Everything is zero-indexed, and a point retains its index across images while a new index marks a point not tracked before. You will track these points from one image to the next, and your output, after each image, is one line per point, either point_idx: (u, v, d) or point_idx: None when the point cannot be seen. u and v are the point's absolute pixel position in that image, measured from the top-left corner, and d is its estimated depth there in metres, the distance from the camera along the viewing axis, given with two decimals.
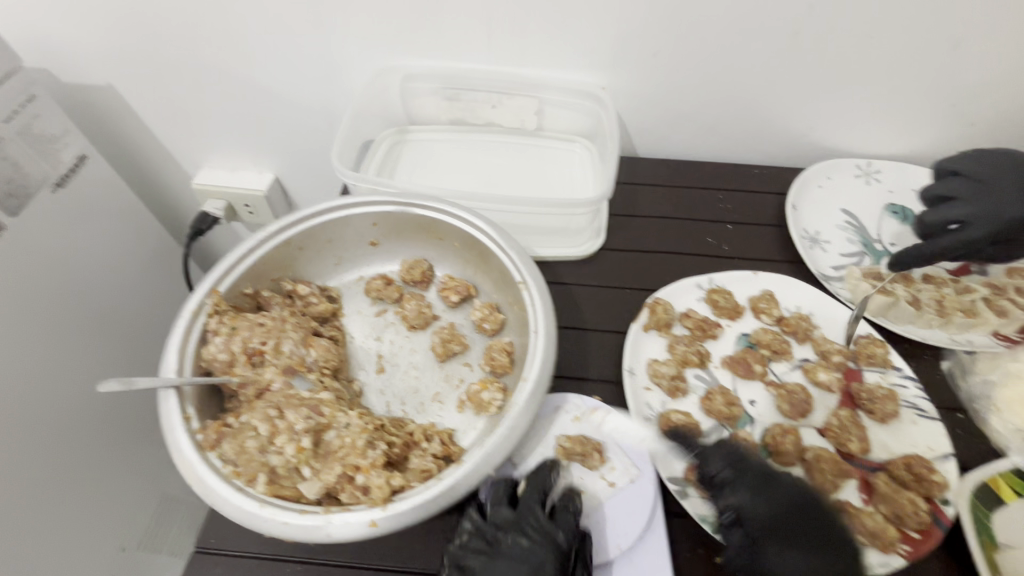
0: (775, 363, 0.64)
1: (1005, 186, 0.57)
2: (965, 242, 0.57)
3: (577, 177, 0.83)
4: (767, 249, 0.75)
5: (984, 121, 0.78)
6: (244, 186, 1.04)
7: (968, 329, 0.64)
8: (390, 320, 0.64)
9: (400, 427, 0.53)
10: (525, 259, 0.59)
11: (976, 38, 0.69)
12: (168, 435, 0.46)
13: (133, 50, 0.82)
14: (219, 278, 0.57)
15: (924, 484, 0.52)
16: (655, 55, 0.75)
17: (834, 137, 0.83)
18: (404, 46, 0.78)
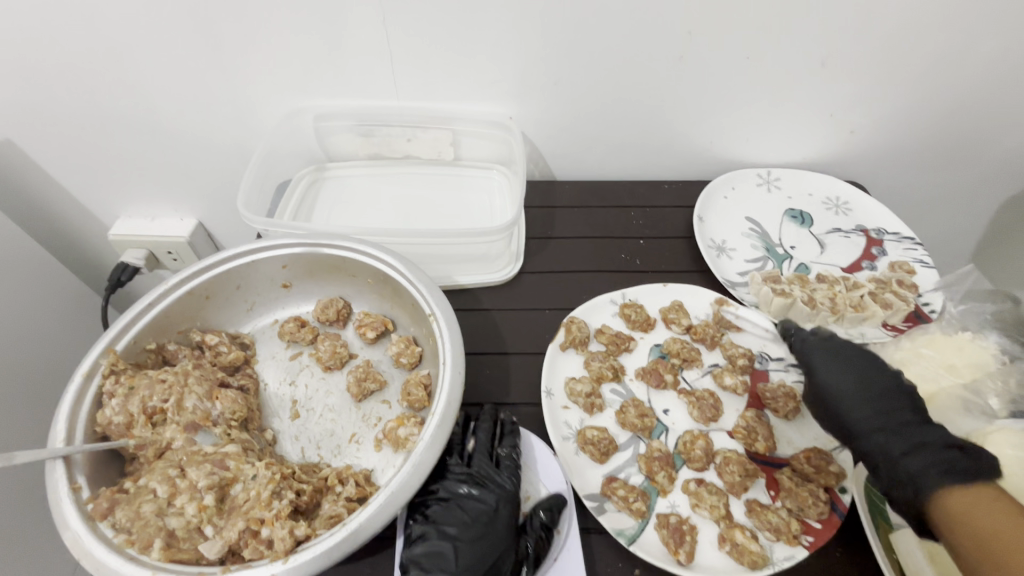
0: (686, 371, 0.67)
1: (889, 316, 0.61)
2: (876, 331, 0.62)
3: (495, 204, 0.86)
4: (678, 260, 0.79)
5: (861, 128, 0.85)
6: (165, 233, 1.01)
7: (861, 323, 0.69)
8: (305, 363, 0.64)
9: (314, 473, 0.53)
10: (434, 292, 0.60)
11: (840, 56, 0.75)
12: (53, 508, 0.43)
13: (29, 103, 0.80)
14: (117, 336, 0.55)
15: (822, 475, 0.56)
16: (556, 84, 0.78)
17: (733, 150, 0.89)
18: (311, 87, 0.79)
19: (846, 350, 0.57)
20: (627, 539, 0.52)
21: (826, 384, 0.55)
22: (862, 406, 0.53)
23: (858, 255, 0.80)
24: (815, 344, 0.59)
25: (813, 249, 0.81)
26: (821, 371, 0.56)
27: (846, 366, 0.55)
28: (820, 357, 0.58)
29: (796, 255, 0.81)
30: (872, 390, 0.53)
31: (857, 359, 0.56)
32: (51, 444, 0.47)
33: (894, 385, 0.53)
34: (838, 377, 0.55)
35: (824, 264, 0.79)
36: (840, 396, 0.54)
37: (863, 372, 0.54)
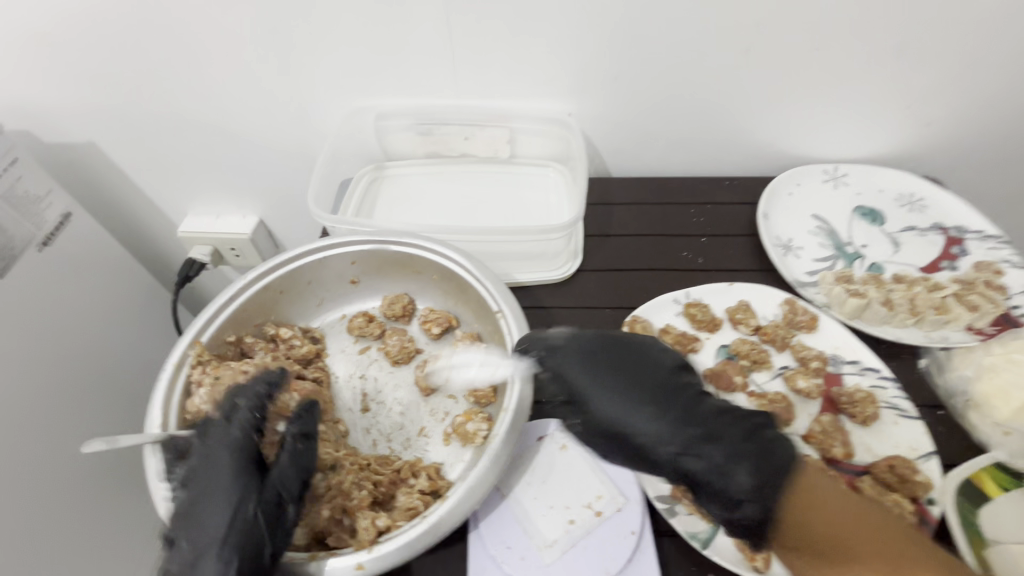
0: (755, 373, 0.65)
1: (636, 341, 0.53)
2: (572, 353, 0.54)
3: (551, 202, 0.85)
4: (742, 259, 0.77)
5: (939, 121, 0.81)
6: (229, 231, 1.05)
7: (942, 326, 0.66)
8: (373, 357, 0.65)
9: (386, 465, 0.54)
10: (501, 289, 0.61)
11: (920, 44, 0.71)
12: (154, 490, 0.47)
13: (111, 108, 0.85)
14: (201, 329, 0.58)
15: (908, 485, 0.53)
16: (616, 79, 0.77)
17: (799, 145, 0.86)
18: (372, 87, 0.81)
19: (592, 351, 0.52)
20: (701, 543, 0.50)
21: (591, 401, 0.50)
22: (661, 409, 0.48)
23: (936, 255, 0.76)
24: (538, 348, 0.53)
25: (887, 248, 0.78)
26: (580, 381, 0.51)
27: (603, 373, 0.51)
28: (575, 366, 0.51)
29: (868, 254, 0.77)
30: (652, 394, 0.49)
31: (627, 355, 0.52)
32: (149, 430, 0.50)
33: (669, 378, 0.50)
34: (605, 390, 0.50)
35: (899, 264, 0.76)
36: (621, 415, 0.49)
37: (640, 376, 0.51)
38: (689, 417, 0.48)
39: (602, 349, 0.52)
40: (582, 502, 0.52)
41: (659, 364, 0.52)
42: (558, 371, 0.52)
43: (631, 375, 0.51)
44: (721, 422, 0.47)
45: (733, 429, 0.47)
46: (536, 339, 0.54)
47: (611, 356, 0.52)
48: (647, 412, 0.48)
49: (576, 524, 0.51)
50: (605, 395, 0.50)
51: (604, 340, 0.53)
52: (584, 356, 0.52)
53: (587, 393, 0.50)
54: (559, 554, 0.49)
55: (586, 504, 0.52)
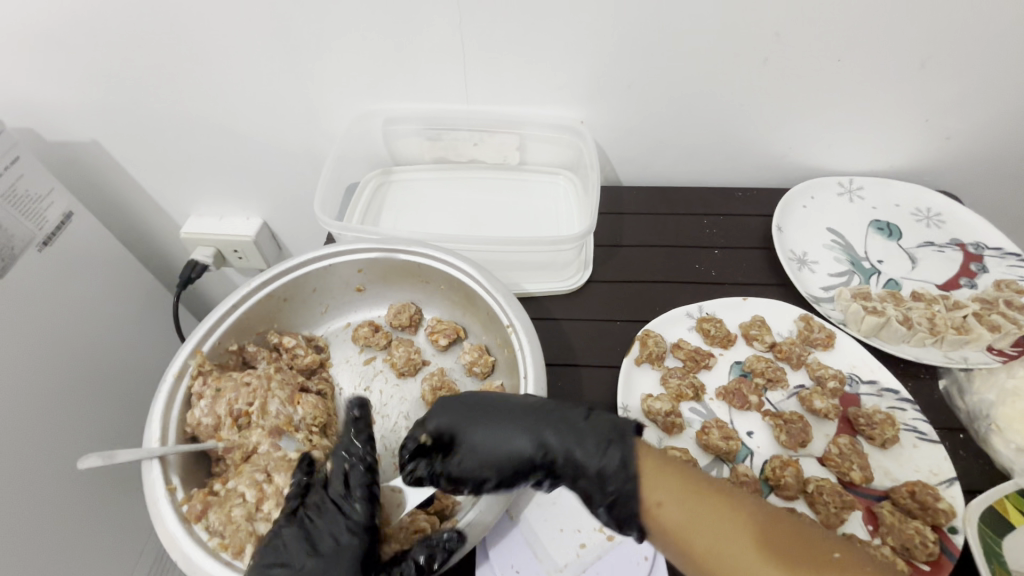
0: (770, 392, 0.63)
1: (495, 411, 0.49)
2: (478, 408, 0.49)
3: (561, 210, 0.84)
4: (755, 272, 0.75)
5: (959, 135, 0.79)
6: (233, 233, 1.04)
7: (962, 346, 0.64)
8: (379, 368, 0.64)
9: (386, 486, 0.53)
10: (511, 301, 0.59)
11: (942, 57, 0.70)
12: (152, 508, 0.45)
13: (114, 106, 0.83)
14: (203, 337, 0.57)
15: (930, 512, 0.51)
16: (630, 87, 0.76)
17: (814, 157, 0.84)
18: (381, 91, 0.79)
19: (477, 409, 0.49)
20: None
21: (483, 467, 0.47)
22: (517, 446, 0.47)
23: (955, 271, 0.74)
24: (434, 408, 0.50)
25: (904, 264, 0.76)
26: (467, 450, 0.48)
27: (478, 423, 0.49)
28: (445, 420, 0.49)
29: (884, 270, 0.76)
30: (506, 436, 0.47)
31: (488, 402, 0.50)
32: (147, 444, 0.48)
33: (540, 414, 0.48)
34: (486, 448, 0.47)
35: (917, 281, 0.74)
36: (502, 446, 0.47)
37: (484, 425, 0.48)
38: (539, 444, 0.47)
39: (478, 400, 0.50)
40: (593, 525, 0.50)
41: (507, 404, 0.49)
42: (455, 435, 0.49)
43: (495, 426, 0.48)
44: (570, 429, 0.47)
45: (579, 441, 0.46)
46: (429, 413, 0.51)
47: (484, 406, 0.50)
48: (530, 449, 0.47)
49: (587, 548, 0.49)
50: (476, 446, 0.47)
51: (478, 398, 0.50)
52: (456, 413, 0.50)
53: (481, 462, 0.47)
54: None
55: (597, 527, 0.50)
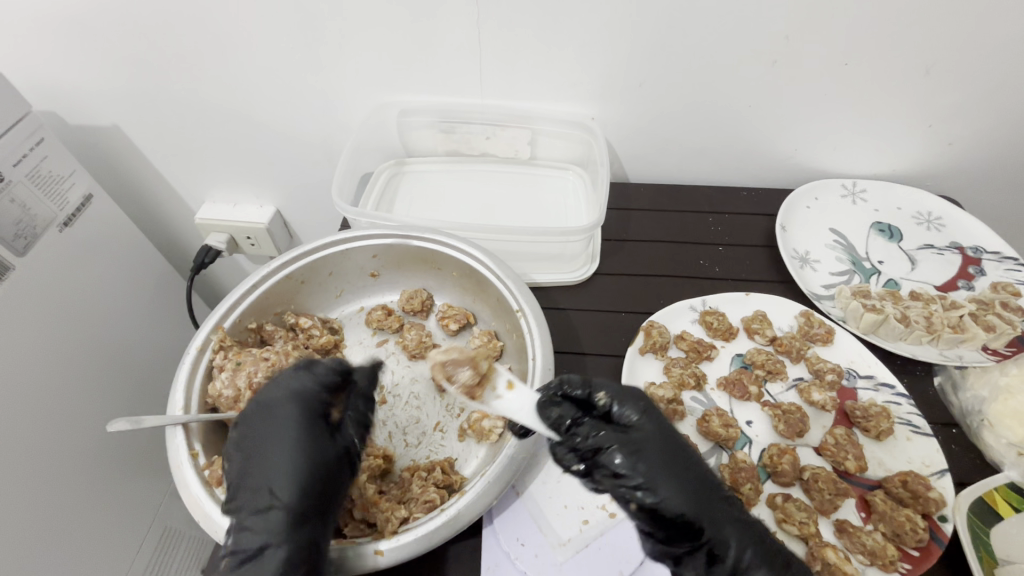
0: (770, 384, 0.65)
1: (671, 436, 0.48)
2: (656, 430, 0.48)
3: (570, 205, 0.86)
4: (758, 269, 0.77)
5: (961, 141, 0.81)
6: (247, 220, 1.06)
7: (957, 344, 0.66)
8: (391, 350, 0.67)
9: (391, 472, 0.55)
10: (522, 288, 0.61)
11: (947, 64, 0.72)
12: (176, 471, 0.47)
13: (137, 91, 0.85)
14: (223, 315, 0.59)
15: (921, 501, 0.53)
16: (641, 85, 0.78)
17: (819, 159, 0.86)
18: (398, 83, 0.81)
19: (672, 435, 0.48)
20: None
21: (643, 467, 0.45)
22: (689, 482, 0.46)
23: (953, 274, 0.76)
24: (629, 402, 0.49)
25: (903, 265, 0.78)
26: (643, 452, 0.46)
27: (666, 444, 0.47)
28: (630, 417, 0.48)
29: (884, 271, 0.78)
30: (682, 472, 0.46)
31: (680, 437, 0.49)
32: (171, 412, 0.51)
33: (710, 481, 0.47)
34: (658, 466, 0.46)
35: (916, 281, 0.76)
36: (689, 467, 0.47)
37: (672, 446, 0.47)
38: (703, 498, 0.45)
39: (672, 432, 0.48)
40: (597, 503, 0.53)
41: (691, 451, 0.48)
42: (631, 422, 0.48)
43: (682, 460, 0.47)
44: (735, 514, 0.46)
45: (733, 525, 0.45)
46: (621, 396, 0.49)
47: (676, 439, 0.48)
48: (698, 494, 0.45)
49: (589, 525, 0.51)
50: (654, 458, 0.46)
51: (667, 424, 0.49)
52: (652, 425, 0.48)
53: (648, 464, 0.45)
54: (571, 553, 0.50)
55: (599, 505, 0.53)
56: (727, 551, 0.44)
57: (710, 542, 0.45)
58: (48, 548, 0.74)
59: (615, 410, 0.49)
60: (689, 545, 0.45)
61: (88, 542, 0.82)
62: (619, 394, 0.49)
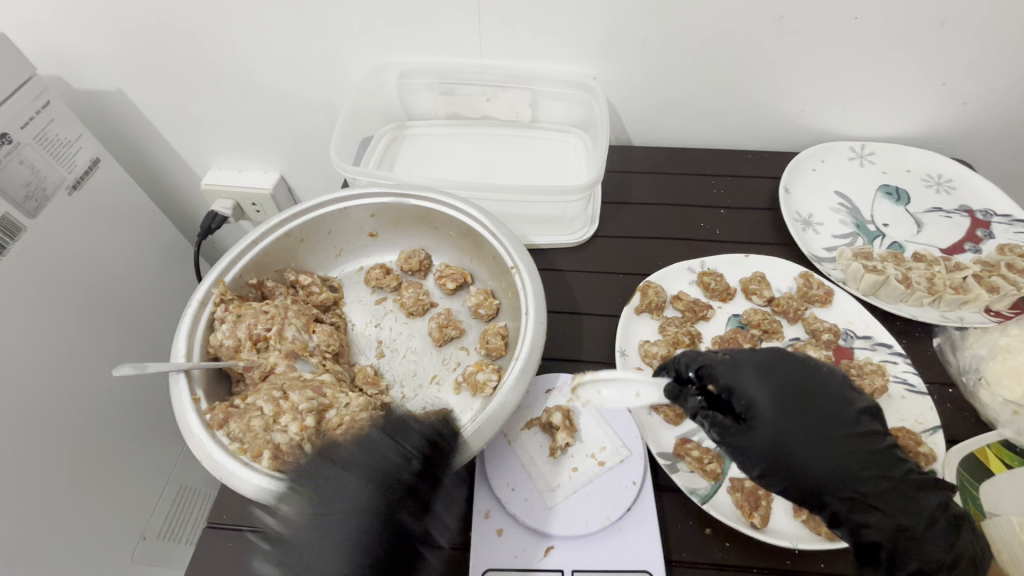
0: (766, 343, 0.65)
1: (811, 399, 0.47)
2: (799, 393, 0.47)
3: (571, 167, 0.85)
4: (760, 232, 0.77)
5: (976, 101, 0.78)
6: (251, 186, 1.07)
7: (959, 306, 0.65)
8: (389, 308, 0.68)
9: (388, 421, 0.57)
10: (517, 245, 0.61)
11: (962, 18, 0.69)
12: (178, 414, 0.49)
13: (138, 55, 0.85)
14: (224, 269, 0.60)
15: (910, 456, 0.53)
16: (644, 43, 0.76)
17: (827, 120, 0.84)
18: (398, 43, 0.80)
19: (806, 395, 0.47)
20: (700, 498, 0.51)
21: (814, 461, 0.45)
22: (856, 463, 0.45)
23: (960, 237, 0.75)
24: (751, 377, 0.47)
25: (909, 228, 0.77)
26: (800, 446, 0.45)
27: (802, 414, 0.46)
28: (761, 392, 0.47)
29: (888, 233, 0.76)
30: (845, 451, 0.45)
31: (798, 381, 0.47)
32: (174, 358, 0.53)
33: (867, 449, 0.45)
34: (827, 458, 0.45)
35: (921, 244, 0.75)
36: (836, 435, 0.45)
37: (815, 413, 0.46)
38: (873, 467, 0.45)
39: (807, 386, 0.47)
40: (587, 452, 0.54)
41: (837, 399, 0.47)
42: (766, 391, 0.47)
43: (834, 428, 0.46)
44: (912, 480, 0.45)
45: (914, 499, 0.45)
46: (732, 377, 0.48)
47: (818, 394, 0.47)
48: (867, 473, 0.45)
49: (579, 473, 0.53)
50: (810, 446, 0.45)
51: (798, 375, 0.47)
52: (775, 393, 0.46)
53: (820, 456, 0.45)
54: (560, 498, 0.51)
55: (588, 454, 0.54)
56: (932, 541, 0.44)
57: (919, 525, 0.44)
58: (68, 495, 0.79)
59: (738, 395, 0.47)
60: (846, 515, 0.45)
61: (104, 493, 0.86)
62: (735, 375, 0.48)
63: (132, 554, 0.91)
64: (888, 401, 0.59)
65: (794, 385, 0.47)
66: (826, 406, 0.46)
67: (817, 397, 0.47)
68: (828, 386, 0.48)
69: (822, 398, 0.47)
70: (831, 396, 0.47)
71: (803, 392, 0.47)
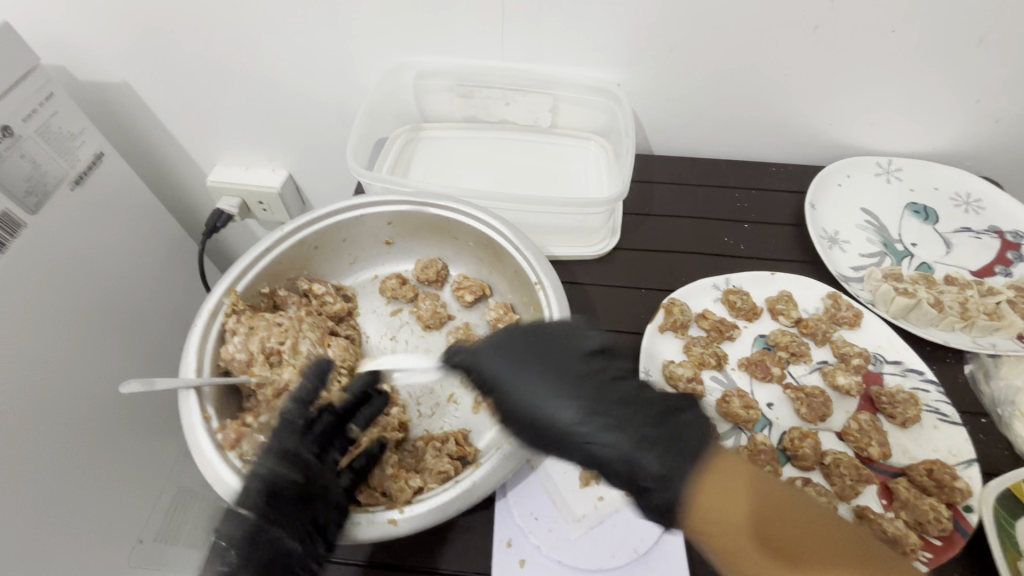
0: (793, 366, 0.64)
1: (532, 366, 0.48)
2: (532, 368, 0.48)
3: (591, 176, 0.83)
4: (784, 248, 0.75)
5: (1010, 119, 0.76)
6: (258, 184, 1.04)
7: (992, 332, 0.63)
8: (405, 320, 0.66)
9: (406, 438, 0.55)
10: (541, 259, 0.59)
11: (1003, 34, 0.67)
12: (188, 433, 0.47)
13: (147, 46, 0.82)
14: (236, 278, 0.58)
15: (945, 491, 0.52)
16: (672, 50, 0.73)
17: (855, 134, 0.82)
18: (416, 44, 0.78)
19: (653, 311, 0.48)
20: None
21: (564, 407, 0.46)
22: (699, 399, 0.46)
23: (990, 259, 0.73)
24: (488, 352, 0.49)
25: (938, 249, 0.75)
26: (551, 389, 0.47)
27: (537, 374, 0.47)
28: (500, 367, 0.48)
29: (917, 253, 0.74)
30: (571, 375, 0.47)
31: (531, 350, 0.48)
32: (183, 373, 0.50)
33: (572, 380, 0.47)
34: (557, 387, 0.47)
35: (950, 265, 0.73)
36: (535, 403, 0.46)
37: (563, 368, 0.47)
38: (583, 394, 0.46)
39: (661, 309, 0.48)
40: (613, 481, 0.53)
41: (583, 343, 0.49)
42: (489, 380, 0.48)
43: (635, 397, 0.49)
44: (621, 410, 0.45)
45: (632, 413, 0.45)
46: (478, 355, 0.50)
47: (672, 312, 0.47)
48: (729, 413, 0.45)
49: (605, 502, 0.51)
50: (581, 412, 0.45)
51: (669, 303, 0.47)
52: (493, 349, 0.49)
53: (576, 406, 0.46)
54: (585, 529, 0.50)
55: (614, 482, 0.53)
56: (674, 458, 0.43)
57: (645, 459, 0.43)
58: (68, 498, 0.77)
59: (480, 367, 0.49)
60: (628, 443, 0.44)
61: (101, 497, 0.84)
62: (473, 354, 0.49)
63: (129, 557, 0.89)
64: (919, 432, 0.57)
65: (484, 348, 0.49)
66: (524, 347, 0.49)
67: (522, 345, 0.49)
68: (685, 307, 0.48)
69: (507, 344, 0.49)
70: (538, 337, 0.50)
71: (490, 352, 0.49)
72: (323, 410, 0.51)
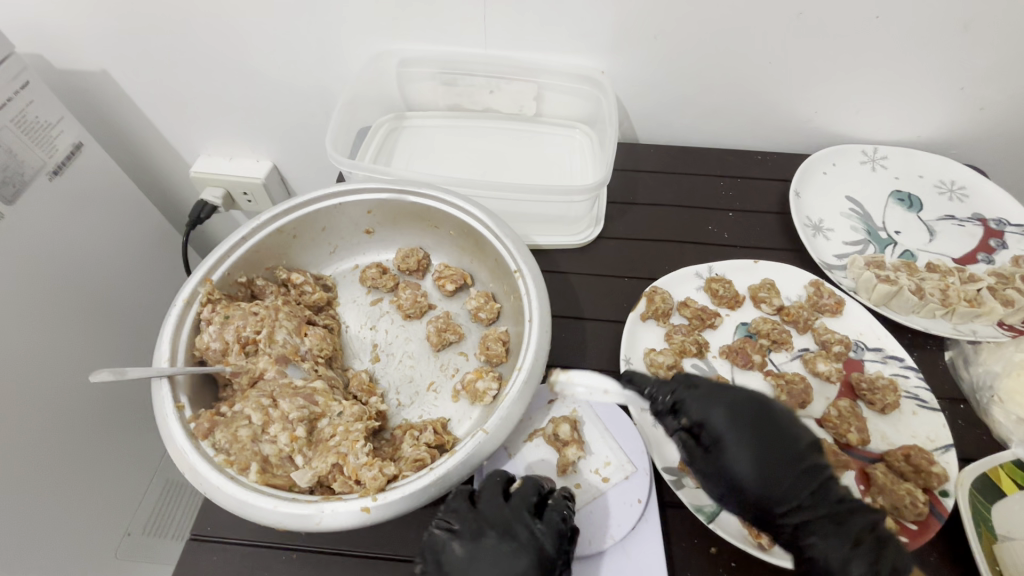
0: (774, 353, 0.64)
1: (744, 443, 0.46)
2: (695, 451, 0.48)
3: (575, 165, 0.82)
4: (768, 236, 0.74)
5: (994, 106, 0.76)
6: (242, 174, 1.03)
7: (973, 319, 0.63)
8: (385, 309, 0.65)
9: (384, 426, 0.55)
10: (521, 247, 0.58)
11: (986, 20, 0.66)
12: (161, 423, 0.46)
13: (125, 34, 0.80)
14: (212, 267, 0.57)
15: (923, 476, 0.52)
16: (656, 37, 0.73)
17: (840, 122, 0.81)
18: (398, 31, 0.77)
19: (744, 409, 0.47)
20: (706, 516, 0.49)
21: (749, 475, 0.45)
22: (762, 502, 0.45)
23: (973, 246, 0.73)
24: (714, 404, 0.48)
25: (921, 236, 0.75)
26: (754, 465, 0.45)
27: (758, 449, 0.46)
28: (720, 419, 0.47)
29: (900, 241, 0.74)
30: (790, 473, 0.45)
31: (755, 420, 0.47)
32: (156, 363, 0.50)
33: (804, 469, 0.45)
34: (769, 473, 0.45)
35: (933, 253, 0.73)
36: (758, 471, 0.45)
37: (765, 444, 0.46)
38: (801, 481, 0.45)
39: (755, 407, 0.47)
40: (590, 468, 0.53)
41: (718, 404, 0.48)
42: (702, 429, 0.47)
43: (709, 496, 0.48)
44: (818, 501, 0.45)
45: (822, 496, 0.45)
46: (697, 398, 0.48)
47: (763, 411, 0.47)
48: (779, 505, 0.45)
49: (582, 489, 0.52)
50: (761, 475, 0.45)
51: (761, 405, 0.48)
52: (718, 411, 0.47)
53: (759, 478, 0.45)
54: None
55: (592, 469, 0.53)
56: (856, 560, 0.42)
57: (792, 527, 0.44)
58: (52, 491, 0.76)
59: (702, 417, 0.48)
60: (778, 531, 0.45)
61: (86, 490, 0.83)
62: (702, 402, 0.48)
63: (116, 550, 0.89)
64: (899, 419, 0.57)
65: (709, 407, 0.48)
66: (748, 419, 0.47)
67: (745, 414, 0.47)
68: (781, 415, 0.48)
69: (732, 406, 0.48)
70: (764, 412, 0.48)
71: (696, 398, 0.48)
72: (297, 401, 0.50)
